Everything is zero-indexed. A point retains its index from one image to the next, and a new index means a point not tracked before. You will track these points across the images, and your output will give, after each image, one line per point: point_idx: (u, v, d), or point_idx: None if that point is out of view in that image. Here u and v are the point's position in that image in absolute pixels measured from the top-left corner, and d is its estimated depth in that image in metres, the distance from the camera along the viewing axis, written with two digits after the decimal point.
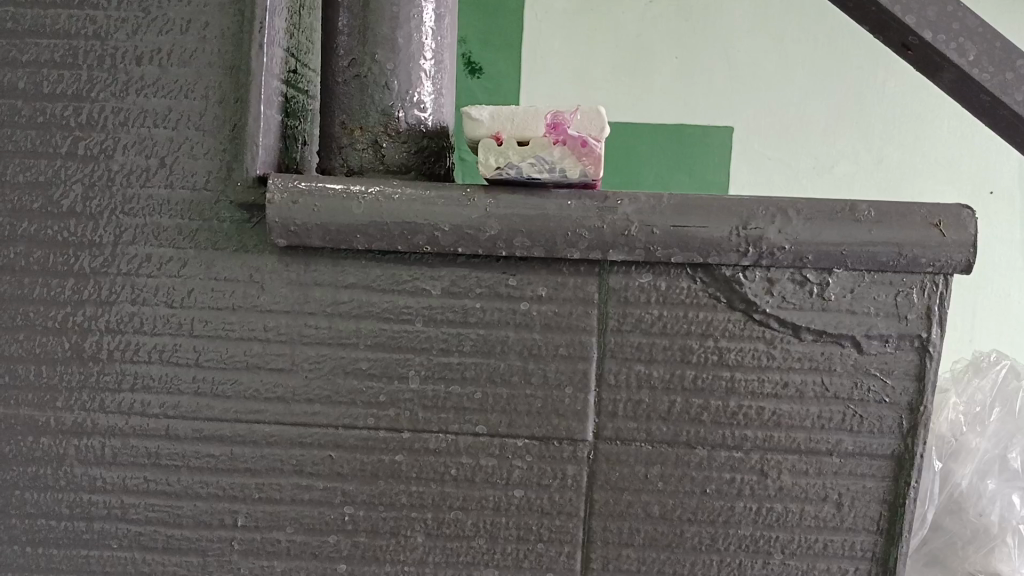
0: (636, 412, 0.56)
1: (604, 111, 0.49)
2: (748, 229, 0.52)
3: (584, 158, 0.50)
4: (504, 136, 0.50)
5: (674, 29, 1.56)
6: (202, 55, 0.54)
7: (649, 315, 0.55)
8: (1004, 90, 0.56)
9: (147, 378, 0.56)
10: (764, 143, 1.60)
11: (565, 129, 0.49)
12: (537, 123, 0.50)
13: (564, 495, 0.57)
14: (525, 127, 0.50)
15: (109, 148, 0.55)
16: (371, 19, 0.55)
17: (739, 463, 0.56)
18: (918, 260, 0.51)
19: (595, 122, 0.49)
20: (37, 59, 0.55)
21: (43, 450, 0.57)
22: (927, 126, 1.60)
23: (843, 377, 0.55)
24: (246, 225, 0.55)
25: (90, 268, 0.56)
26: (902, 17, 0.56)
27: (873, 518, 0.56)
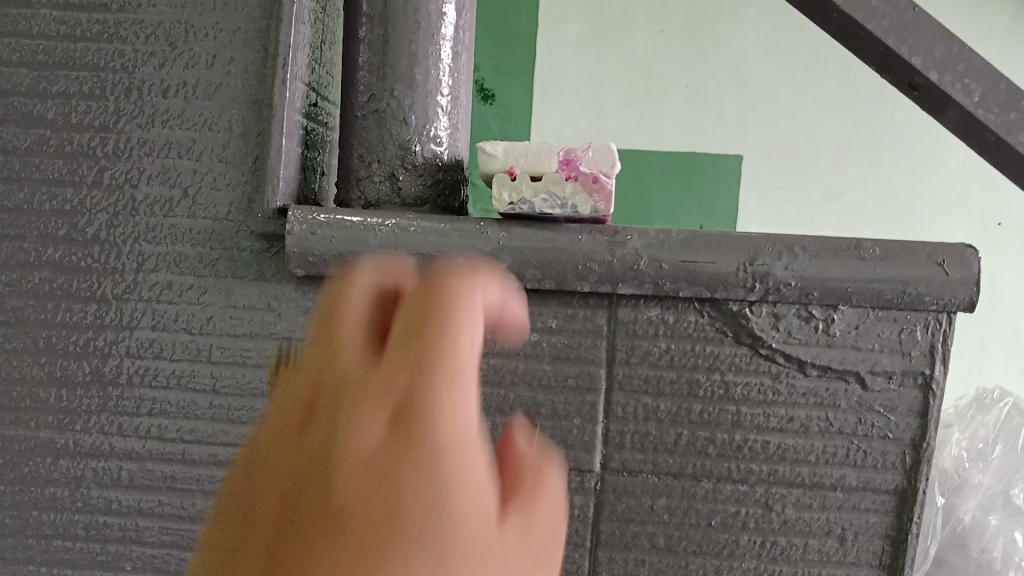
0: (643, 444, 0.57)
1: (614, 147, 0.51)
2: (755, 265, 0.53)
3: (597, 194, 0.51)
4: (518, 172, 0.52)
5: (685, 58, 1.56)
6: (227, 89, 0.56)
7: (657, 348, 0.56)
8: (1009, 129, 0.58)
9: (165, 403, 0.58)
10: (772, 171, 1.60)
11: (577, 165, 0.51)
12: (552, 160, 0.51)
13: (571, 525, 0.58)
14: (540, 163, 0.52)
15: (134, 177, 0.57)
16: (390, 56, 0.56)
17: (744, 496, 0.57)
18: (922, 298, 0.53)
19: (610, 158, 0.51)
20: (66, 90, 0.57)
21: (61, 472, 0.58)
22: (936, 156, 1.60)
23: (847, 412, 0.56)
24: (265, 255, 0.56)
25: (113, 294, 0.57)
26: (908, 57, 0.57)
27: (876, 553, 0.57)
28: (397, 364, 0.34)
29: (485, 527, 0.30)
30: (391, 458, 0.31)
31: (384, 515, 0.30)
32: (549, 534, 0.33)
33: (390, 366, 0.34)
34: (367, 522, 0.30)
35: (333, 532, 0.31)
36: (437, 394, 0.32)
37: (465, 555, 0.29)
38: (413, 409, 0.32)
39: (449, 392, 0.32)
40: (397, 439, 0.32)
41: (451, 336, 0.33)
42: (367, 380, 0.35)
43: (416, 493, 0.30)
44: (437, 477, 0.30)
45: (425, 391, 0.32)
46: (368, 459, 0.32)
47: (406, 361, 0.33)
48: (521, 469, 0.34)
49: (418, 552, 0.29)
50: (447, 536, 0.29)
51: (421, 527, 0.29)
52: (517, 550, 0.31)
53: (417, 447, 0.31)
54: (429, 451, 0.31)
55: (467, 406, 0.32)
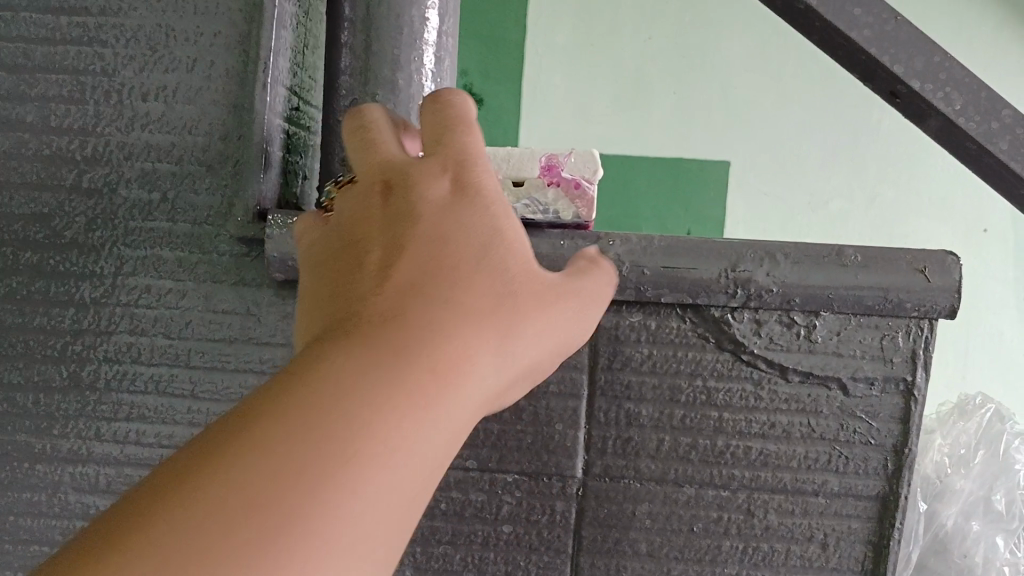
0: (625, 450, 0.57)
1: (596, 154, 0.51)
2: (736, 272, 0.53)
3: (579, 201, 0.52)
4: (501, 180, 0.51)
5: (673, 65, 1.55)
6: (207, 92, 0.56)
7: (639, 354, 0.56)
8: (989, 138, 0.58)
9: (143, 407, 0.57)
10: (759, 178, 1.60)
11: (559, 171, 0.51)
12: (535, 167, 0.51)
13: (553, 531, 0.58)
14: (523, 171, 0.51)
15: (113, 181, 0.56)
16: (373, 60, 0.56)
17: (726, 502, 0.57)
18: (903, 305, 0.53)
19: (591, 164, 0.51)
20: (44, 93, 0.56)
21: (39, 477, 0.58)
22: (921, 164, 1.60)
23: (829, 418, 0.56)
24: (245, 259, 0.56)
25: (91, 298, 0.57)
26: (890, 66, 0.57)
27: (857, 559, 0.57)
28: (441, 171, 0.38)
29: (536, 297, 0.37)
30: (452, 217, 0.37)
31: (451, 303, 0.34)
32: (585, 294, 0.41)
33: (436, 178, 0.38)
34: (441, 300, 0.34)
35: (421, 294, 0.34)
36: (484, 191, 0.38)
37: (521, 313, 0.36)
38: (454, 213, 0.37)
39: (492, 203, 0.38)
40: (448, 214, 0.37)
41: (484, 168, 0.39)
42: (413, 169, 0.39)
43: (479, 297, 0.35)
44: (490, 259, 0.37)
45: (467, 210, 0.37)
46: (428, 233, 0.36)
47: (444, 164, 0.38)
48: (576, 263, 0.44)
49: (483, 333, 0.34)
50: (507, 304, 0.36)
51: (493, 298, 0.36)
52: (553, 300, 0.38)
53: (467, 240, 0.36)
54: (478, 223, 0.37)
55: (508, 216, 0.38)
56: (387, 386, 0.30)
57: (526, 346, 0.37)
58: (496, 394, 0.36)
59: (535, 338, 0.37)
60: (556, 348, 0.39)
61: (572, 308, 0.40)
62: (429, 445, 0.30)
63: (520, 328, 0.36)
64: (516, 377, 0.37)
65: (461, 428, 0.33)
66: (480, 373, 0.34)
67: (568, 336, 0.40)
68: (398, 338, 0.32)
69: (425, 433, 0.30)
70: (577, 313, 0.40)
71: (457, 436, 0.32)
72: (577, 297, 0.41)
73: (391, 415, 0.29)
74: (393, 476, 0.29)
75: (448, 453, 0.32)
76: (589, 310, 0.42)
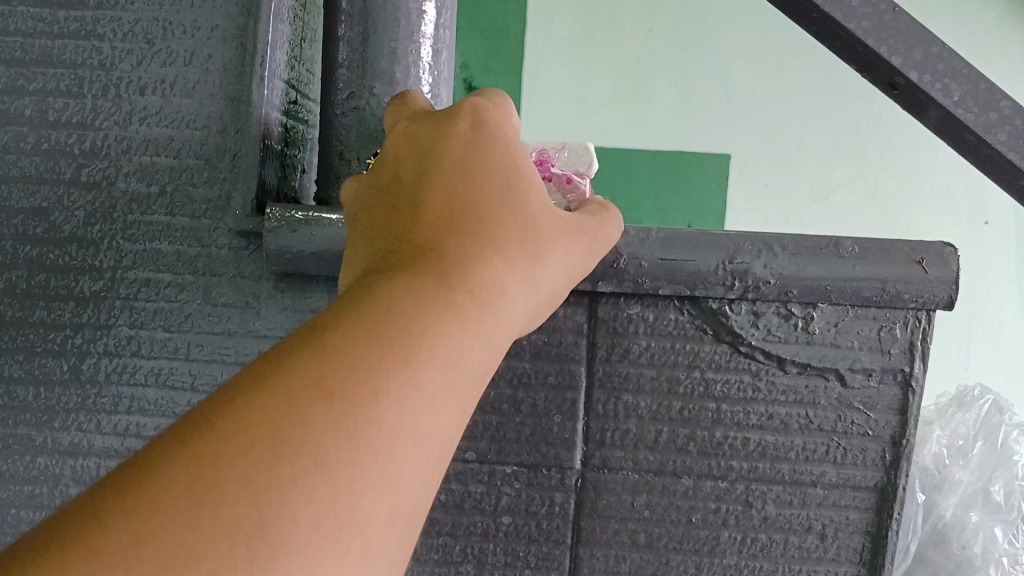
0: (623, 441, 0.57)
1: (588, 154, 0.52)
2: (734, 263, 0.53)
3: (570, 192, 0.50)
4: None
5: (673, 57, 1.55)
6: (205, 86, 0.56)
7: (637, 346, 0.56)
8: (988, 129, 0.58)
9: (143, 401, 0.57)
10: (760, 170, 1.59)
11: (549, 165, 0.51)
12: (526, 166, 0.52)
13: (551, 522, 0.58)
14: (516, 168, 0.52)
15: (112, 175, 0.56)
16: (370, 53, 0.56)
17: (725, 493, 0.57)
18: (901, 295, 0.53)
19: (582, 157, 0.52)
20: (43, 87, 0.56)
21: (39, 470, 0.58)
22: (923, 155, 1.59)
23: (827, 410, 0.56)
24: (243, 253, 0.56)
25: (91, 291, 0.57)
26: (888, 57, 0.57)
27: (856, 550, 0.57)
28: (468, 115, 0.41)
29: (553, 230, 0.42)
30: (481, 158, 0.40)
31: (487, 228, 0.38)
32: (592, 235, 0.46)
33: (464, 121, 0.41)
34: (480, 226, 0.38)
35: (461, 222, 0.38)
36: (506, 135, 0.42)
37: (543, 242, 0.40)
38: (482, 151, 0.40)
39: (513, 145, 0.41)
40: (477, 154, 0.40)
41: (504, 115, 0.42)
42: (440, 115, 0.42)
43: (511, 225, 0.39)
44: (518, 192, 0.40)
45: (492, 149, 0.41)
46: (460, 172, 0.40)
47: (467, 109, 0.41)
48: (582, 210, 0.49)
49: (516, 256, 0.38)
50: (533, 234, 0.40)
51: (523, 227, 0.39)
52: (565, 238, 0.43)
53: (496, 176, 0.40)
54: (505, 163, 0.41)
55: (527, 160, 0.42)
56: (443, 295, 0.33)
57: (544, 275, 0.41)
58: (523, 314, 0.39)
59: (552, 267, 0.41)
60: (565, 281, 0.44)
61: (581, 245, 0.44)
62: (477, 347, 0.34)
63: (543, 256, 0.40)
64: (537, 301, 0.41)
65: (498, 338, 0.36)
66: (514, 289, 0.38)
67: (575, 270, 0.45)
68: (444, 259, 0.35)
69: (474, 338, 0.34)
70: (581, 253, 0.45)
71: (495, 344, 0.36)
72: (585, 236, 0.45)
73: (450, 318, 0.33)
74: (451, 370, 0.32)
75: (488, 357, 0.35)
76: (595, 247, 0.46)
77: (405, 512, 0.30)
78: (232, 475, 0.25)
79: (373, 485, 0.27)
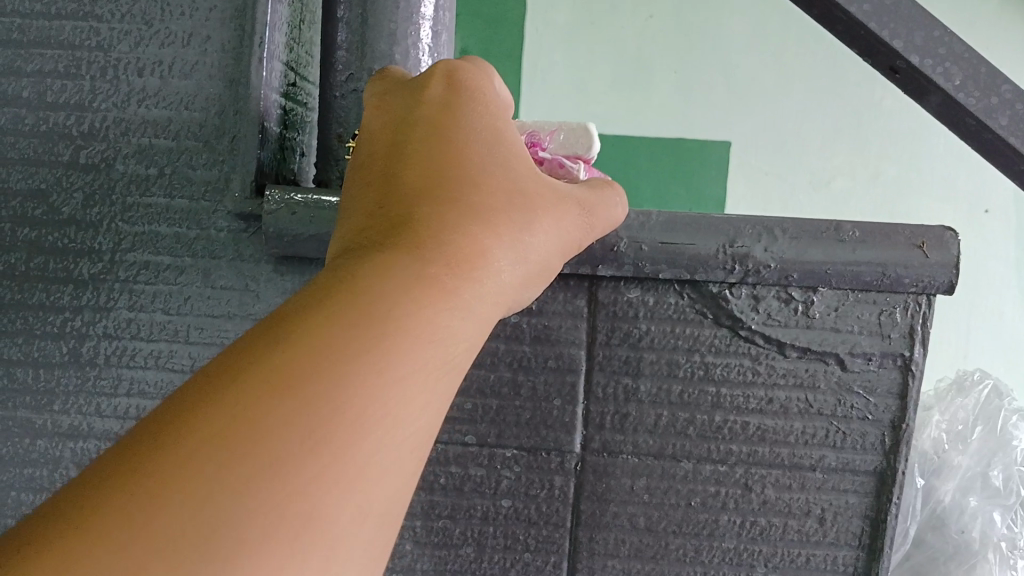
0: (623, 425, 0.57)
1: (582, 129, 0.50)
2: (734, 247, 0.53)
3: (562, 177, 0.50)
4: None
5: (674, 43, 1.54)
6: (204, 68, 0.55)
7: (637, 330, 0.56)
8: (988, 114, 0.58)
9: (143, 383, 0.57)
10: (761, 157, 1.58)
11: (540, 149, 0.51)
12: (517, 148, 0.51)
13: (551, 505, 0.58)
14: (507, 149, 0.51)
15: (110, 157, 0.56)
16: (369, 35, 0.56)
17: (724, 476, 0.57)
18: (901, 280, 0.52)
19: (577, 138, 0.50)
20: (40, 69, 0.56)
21: (39, 452, 0.58)
22: (924, 143, 1.59)
23: (827, 394, 0.56)
24: (242, 235, 0.56)
25: (90, 274, 0.57)
26: (889, 41, 0.57)
27: (855, 533, 0.57)
28: (439, 86, 0.43)
29: (542, 191, 0.42)
30: (457, 125, 0.41)
31: (469, 190, 0.38)
32: (588, 201, 0.45)
33: (436, 93, 0.43)
34: (461, 189, 0.38)
35: (441, 187, 0.38)
36: (480, 102, 0.43)
37: (532, 202, 0.41)
38: (457, 119, 0.42)
39: (486, 110, 0.43)
40: (452, 122, 0.42)
41: (479, 82, 0.44)
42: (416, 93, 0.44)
43: (493, 187, 0.39)
44: (496, 157, 0.41)
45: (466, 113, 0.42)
46: (438, 141, 0.41)
47: (440, 74, 0.43)
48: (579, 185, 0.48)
49: (502, 214, 0.38)
50: (518, 195, 0.40)
51: (505, 189, 0.40)
52: (558, 200, 0.42)
53: (471, 143, 0.41)
54: (480, 131, 0.42)
55: (505, 126, 0.43)
56: (419, 255, 0.34)
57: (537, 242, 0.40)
58: (521, 274, 0.39)
59: (548, 228, 0.41)
60: (566, 246, 0.43)
61: (577, 209, 0.44)
62: (464, 301, 0.34)
63: (535, 215, 0.40)
64: (537, 264, 0.40)
65: (491, 296, 0.36)
66: (505, 246, 0.37)
67: (575, 239, 0.44)
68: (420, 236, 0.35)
69: (459, 291, 0.34)
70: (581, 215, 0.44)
71: (488, 300, 0.36)
72: (581, 201, 0.45)
73: (426, 276, 0.33)
74: (435, 324, 0.32)
75: (481, 313, 0.35)
76: (593, 216, 0.46)
77: (396, 489, 0.29)
78: (206, 439, 0.26)
79: (347, 465, 0.27)
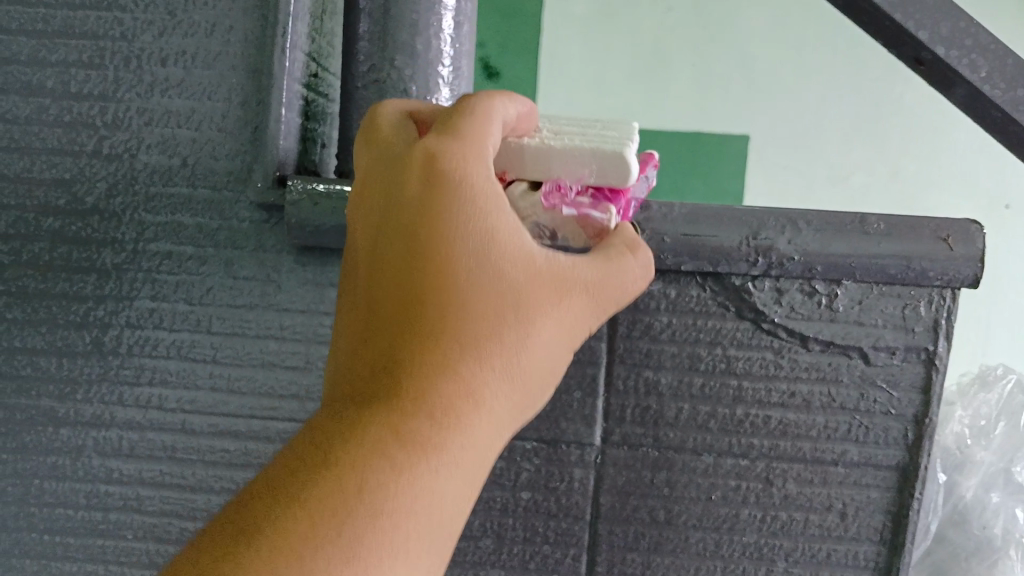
0: (644, 418, 0.57)
1: (618, 166, 0.43)
2: (758, 239, 0.53)
3: (589, 227, 0.47)
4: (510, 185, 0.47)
5: (691, 34, 1.51)
6: (226, 58, 0.55)
7: (659, 322, 0.56)
8: (1016, 106, 0.57)
9: (165, 372, 0.58)
10: (778, 151, 1.56)
11: (565, 196, 0.46)
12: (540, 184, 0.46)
13: (571, 498, 0.58)
14: (529, 176, 0.45)
15: (133, 147, 0.56)
16: (391, 26, 0.56)
17: (745, 470, 0.57)
18: (926, 273, 0.52)
19: (607, 170, 0.44)
20: (64, 59, 0.56)
21: (62, 441, 0.59)
22: (943, 138, 1.55)
23: (850, 388, 0.55)
24: (264, 225, 0.56)
25: (113, 264, 0.57)
26: (915, 32, 0.56)
27: (877, 528, 0.57)
28: (417, 181, 0.39)
29: (539, 296, 0.39)
30: (437, 241, 0.38)
31: (449, 335, 0.38)
32: (601, 278, 0.42)
33: (414, 189, 0.39)
34: (440, 333, 0.38)
35: (428, 318, 0.38)
36: (468, 197, 0.38)
37: (526, 318, 0.39)
38: (437, 233, 0.38)
39: (481, 195, 0.39)
40: (431, 237, 0.38)
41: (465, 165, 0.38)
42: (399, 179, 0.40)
43: (477, 320, 0.38)
44: (482, 271, 0.38)
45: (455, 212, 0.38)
46: (418, 263, 0.39)
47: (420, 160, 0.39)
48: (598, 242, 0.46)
49: (485, 356, 0.38)
50: (506, 315, 0.39)
51: (491, 319, 0.38)
52: (559, 296, 0.40)
53: (457, 260, 0.38)
54: (466, 235, 0.38)
55: (498, 212, 0.39)
56: (396, 422, 0.36)
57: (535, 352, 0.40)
58: (519, 395, 0.40)
59: (546, 334, 0.40)
60: (578, 333, 0.42)
61: (585, 293, 0.41)
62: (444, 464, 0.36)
63: (528, 333, 0.39)
64: (539, 373, 0.40)
65: (481, 436, 0.38)
66: (489, 391, 0.38)
67: (587, 324, 0.42)
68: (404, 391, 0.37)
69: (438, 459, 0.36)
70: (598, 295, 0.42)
71: (477, 444, 0.38)
72: (592, 282, 0.41)
73: (402, 449, 0.35)
74: (414, 497, 0.35)
75: (471, 457, 0.38)
76: (608, 291, 0.43)
77: None
78: None
79: None
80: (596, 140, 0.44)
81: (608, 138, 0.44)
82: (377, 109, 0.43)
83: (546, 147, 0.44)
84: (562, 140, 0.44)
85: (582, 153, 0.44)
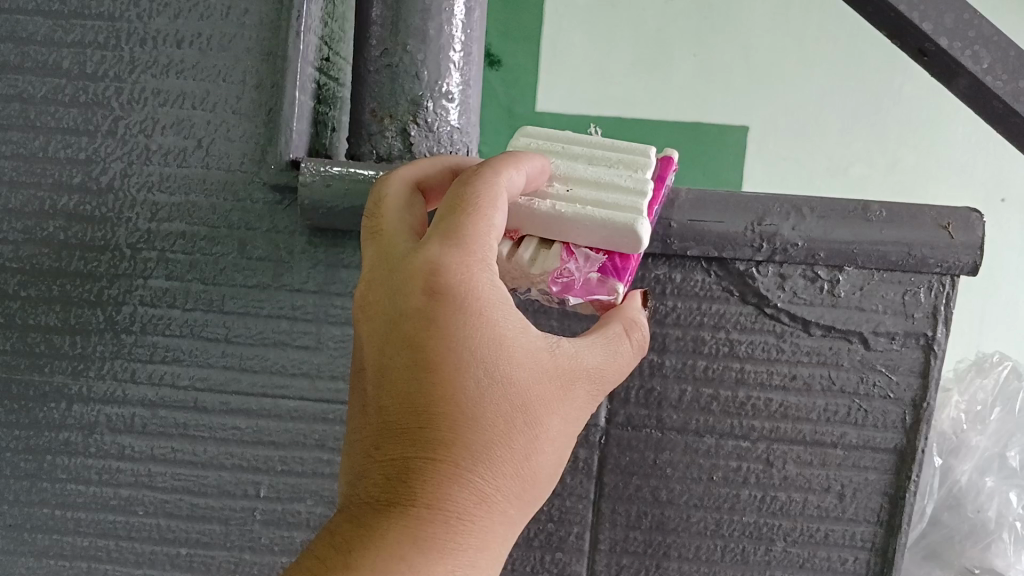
0: (648, 400, 0.58)
1: (631, 241, 0.44)
2: (762, 225, 0.54)
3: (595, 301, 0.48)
4: (520, 251, 0.46)
5: (692, 22, 1.48)
6: (241, 41, 0.56)
7: (664, 306, 0.57)
8: (1017, 97, 0.58)
9: (177, 351, 0.58)
10: (778, 142, 1.52)
11: (571, 279, 0.46)
12: (551, 258, 0.46)
13: (575, 477, 0.60)
14: (543, 234, 0.46)
15: (148, 128, 0.57)
16: (403, 11, 0.56)
17: (746, 451, 0.58)
18: (926, 261, 0.53)
19: (617, 241, 0.44)
20: (81, 40, 0.57)
21: (74, 418, 0.60)
22: (942, 129, 1.50)
23: (850, 371, 0.57)
24: (278, 207, 0.57)
25: (127, 243, 0.58)
26: (919, 23, 0.57)
27: (874, 510, 0.58)
28: (424, 282, 0.40)
29: (544, 393, 0.40)
30: (445, 348, 0.39)
31: (461, 444, 0.38)
32: (599, 364, 0.43)
33: (422, 293, 0.40)
34: (452, 442, 0.38)
35: (440, 417, 0.38)
36: (472, 302, 0.39)
37: (533, 417, 0.40)
38: (443, 341, 0.39)
39: (488, 296, 0.40)
40: (438, 344, 0.39)
41: (466, 267, 0.40)
42: (402, 279, 0.41)
43: (489, 425, 0.38)
44: (490, 378, 0.39)
45: (466, 312, 0.39)
46: (426, 371, 0.39)
47: (431, 263, 0.40)
48: (604, 317, 0.47)
49: (498, 460, 0.38)
50: (515, 418, 0.39)
51: (502, 424, 0.39)
52: (561, 391, 0.41)
53: (465, 368, 0.38)
54: (472, 343, 0.39)
55: (500, 313, 0.40)
56: (413, 528, 0.36)
57: (544, 451, 0.40)
58: (529, 491, 0.40)
59: (553, 431, 0.41)
60: (580, 421, 0.43)
61: (584, 382, 0.42)
62: (463, 567, 0.37)
63: (538, 434, 0.40)
64: (546, 466, 0.41)
65: (496, 535, 0.38)
66: (501, 492, 0.38)
67: (586, 417, 0.43)
68: (418, 493, 0.37)
69: (457, 561, 0.36)
70: (598, 387, 0.43)
71: (493, 543, 0.38)
72: (591, 369, 0.43)
73: (422, 552, 0.36)
74: None
75: (488, 556, 0.38)
76: (605, 375, 0.44)
77: None
78: None
79: None
80: (607, 212, 0.44)
81: (620, 207, 0.45)
82: (383, 195, 0.45)
83: (559, 216, 0.45)
84: (575, 208, 0.45)
85: (595, 224, 0.44)
